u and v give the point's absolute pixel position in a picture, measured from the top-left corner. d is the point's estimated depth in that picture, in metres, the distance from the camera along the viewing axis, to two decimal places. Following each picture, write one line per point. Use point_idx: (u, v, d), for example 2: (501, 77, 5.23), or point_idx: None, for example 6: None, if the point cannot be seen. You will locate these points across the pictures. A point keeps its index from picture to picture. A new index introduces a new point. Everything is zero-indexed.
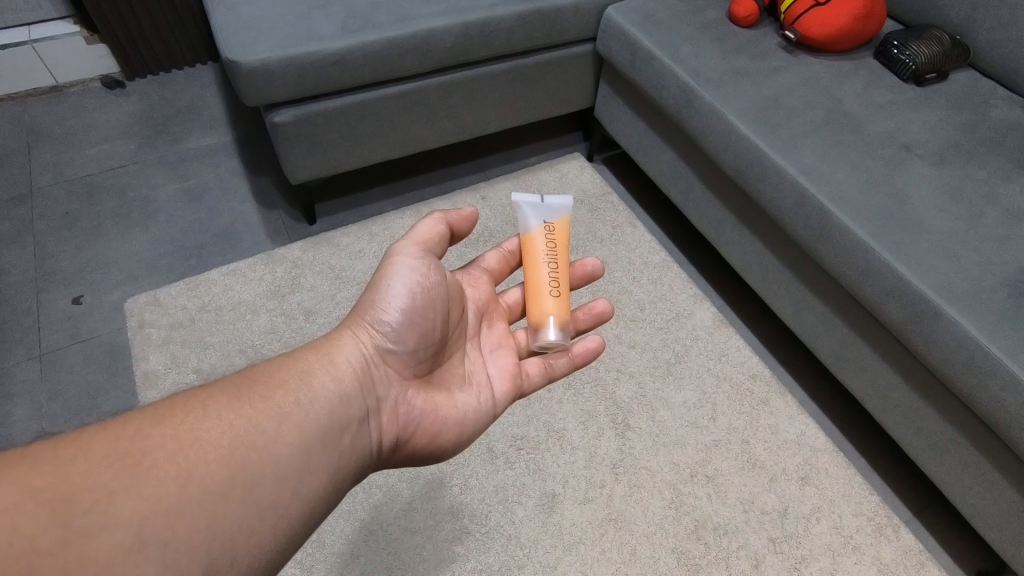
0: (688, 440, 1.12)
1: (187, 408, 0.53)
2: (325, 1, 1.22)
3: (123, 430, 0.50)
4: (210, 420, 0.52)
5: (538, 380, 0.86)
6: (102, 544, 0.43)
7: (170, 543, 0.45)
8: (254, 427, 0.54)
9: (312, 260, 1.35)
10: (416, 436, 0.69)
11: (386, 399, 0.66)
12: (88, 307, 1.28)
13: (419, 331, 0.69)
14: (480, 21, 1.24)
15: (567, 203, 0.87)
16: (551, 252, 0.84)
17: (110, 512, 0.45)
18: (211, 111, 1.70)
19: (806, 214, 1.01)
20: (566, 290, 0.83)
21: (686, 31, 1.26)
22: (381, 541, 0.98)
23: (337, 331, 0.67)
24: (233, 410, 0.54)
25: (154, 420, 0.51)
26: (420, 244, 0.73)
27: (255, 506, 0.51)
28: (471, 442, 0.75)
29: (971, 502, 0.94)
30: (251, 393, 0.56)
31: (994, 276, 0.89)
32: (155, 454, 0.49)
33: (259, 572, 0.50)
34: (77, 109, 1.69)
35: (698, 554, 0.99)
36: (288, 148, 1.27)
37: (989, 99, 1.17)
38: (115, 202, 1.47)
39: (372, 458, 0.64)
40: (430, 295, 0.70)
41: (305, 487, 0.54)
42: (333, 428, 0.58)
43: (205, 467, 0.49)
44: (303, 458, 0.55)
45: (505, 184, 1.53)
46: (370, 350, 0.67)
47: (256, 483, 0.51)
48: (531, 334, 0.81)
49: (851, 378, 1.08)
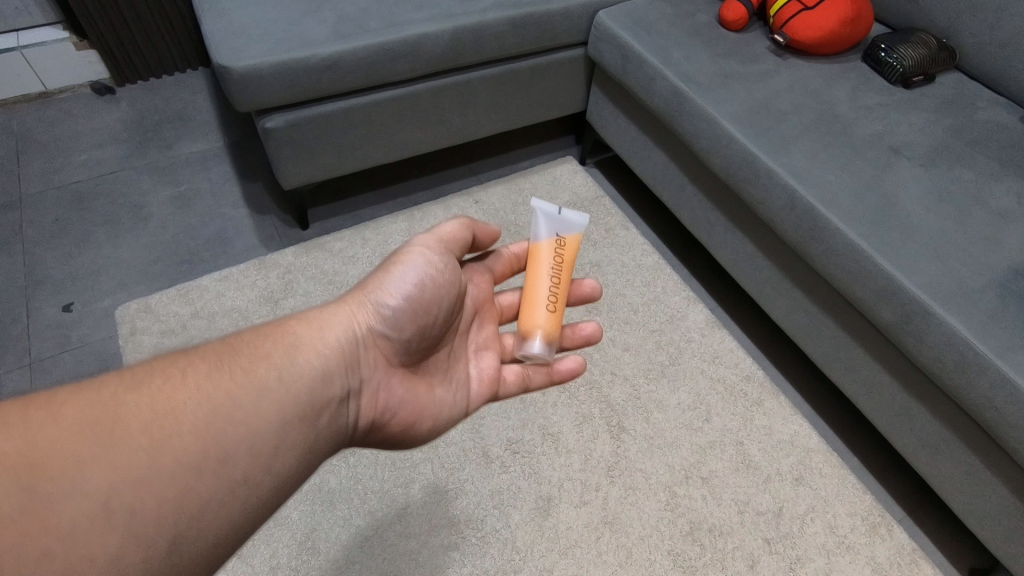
0: (683, 442, 1.12)
1: (164, 377, 0.52)
2: (317, 6, 1.22)
3: (96, 395, 0.49)
4: (189, 390, 0.52)
5: (514, 388, 0.87)
6: (68, 513, 0.43)
7: (138, 514, 0.45)
8: (234, 402, 0.53)
9: (305, 266, 1.35)
10: (393, 420, 0.70)
11: (369, 380, 0.66)
12: (78, 314, 1.27)
13: (416, 319, 0.70)
14: (472, 26, 1.24)
15: (584, 220, 0.85)
16: (557, 266, 0.83)
17: (77, 480, 0.44)
18: (202, 117, 1.69)
19: (797, 215, 1.02)
20: (562, 307, 0.83)
21: (676, 35, 1.27)
22: (376, 547, 0.98)
23: (329, 307, 0.66)
24: (212, 381, 0.53)
25: (128, 387, 0.50)
26: (442, 241, 0.75)
27: (228, 480, 0.50)
28: (444, 430, 0.77)
29: (962, 500, 0.95)
30: (232, 365, 0.55)
31: (982, 276, 0.90)
32: (127, 423, 0.48)
33: (226, 544, 0.50)
34: (67, 115, 1.68)
35: (694, 555, 1.00)
36: (280, 153, 1.26)
37: (975, 101, 1.19)
38: (105, 209, 1.46)
39: (346, 437, 0.64)
40: (438, 286, 0.71)
41: (279, 464, 0.54)
42: (312, 406, 0.58)
43: (180, 438, 0.49)
44: (279, 434, 0.54)
45: (498, 188, 1.53)
46: (361, 329, 0.66)
47: (230, 458, 0.51)
48: (516, 343, 0.82)
49: (843, 378, 1.09)
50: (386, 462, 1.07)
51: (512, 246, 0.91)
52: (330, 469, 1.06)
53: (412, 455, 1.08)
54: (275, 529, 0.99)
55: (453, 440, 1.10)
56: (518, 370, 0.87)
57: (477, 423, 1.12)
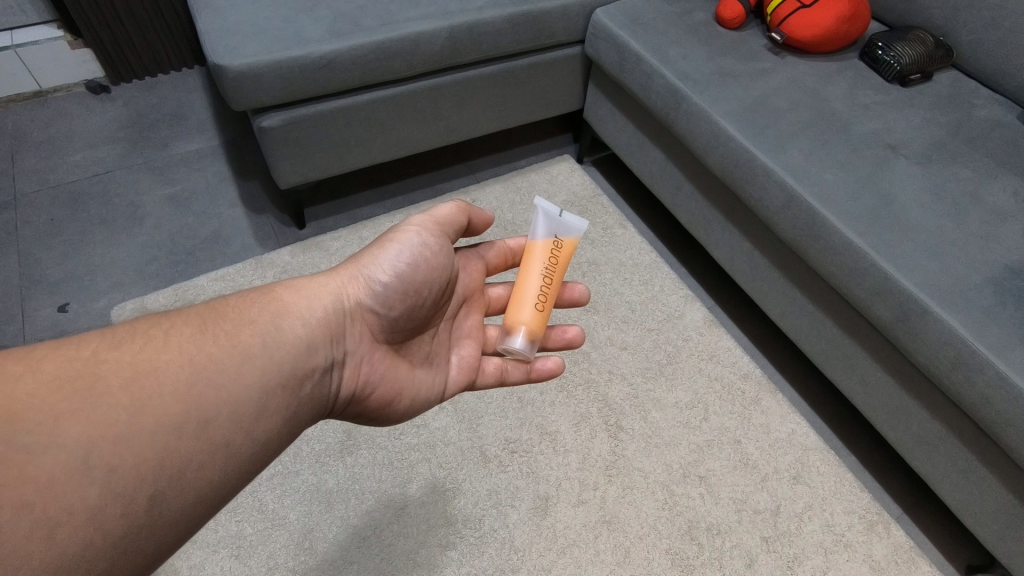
0: (681, 441, 1.12)
1: (147, 338, 0.52)
2: (313, 5, 1.22)
3: (78, 353, 0.49)
4: (172, 351, 0.52)
5: (490, 380, 0.87)
6: (45, 464, 0.42)
7: (116, 470, 0.45)
8: (217, 365, 0.53)
9: (302, 265, 1.35)
10: (373, 396, 0.70)
11: (352, 353, 0.66)
12: (74, 314, 1.27)
13: (405, 296, 0.70)
14: (469, 25, 1.24)
15: (583, 226, 0.84)
16: (550, 266, 0.83)
17: (55, 433, 0.44)
18: (198, 116, 1.68)
19: (794, 214, 1.02)
20: (550, 308, 0.82)
21: (673, 33, 1.27)
22: (373, 547, 0.98)
23: (316, 278, 0.67)
24: (196, 344, 0.53)
25: (110, 346, 0.50)
26: (438, 224, 0.74)
27: (209, 442, 0.50)
28: (421, 412, 0.77)
29: (959, 497, 0.95)
30: (216, 329, 0.56)
31: (979, 273, 0.90)
32: (108, 380, 0.48)
33: (204, 508, 0.50)
34: (62, 114, 1.67)
35: (692, 554, 1.00)
36: (276, 152, 1.26)
37: (972, 99, 1.19)
38: (101, 208, 1.46)
39: (325, 408, 0.64)
40: (431, 268, 0.71)
41: (260, 429, 0.54)
42: (295, 374, 0.58)
43: (162, 398, 0.49)
44: (261, 400, 0.55)
45: (495, 187, 1.53)
46: (347, 301, 0.67)
47: (212, 420, 0.51)
48: (499, 336, 0.82)
49: (841, 376, 1.09)
50: (384, 462, 1.07)
51: (510, 240, 0.90)
52: (328, 469, 1.05)
53: (409, 454, 1.08)
54: (272, 530, 0.98)
55: (451, 439, 1.10)
56: (498, 363, 0.88)
57: (475, 422, 1.12)
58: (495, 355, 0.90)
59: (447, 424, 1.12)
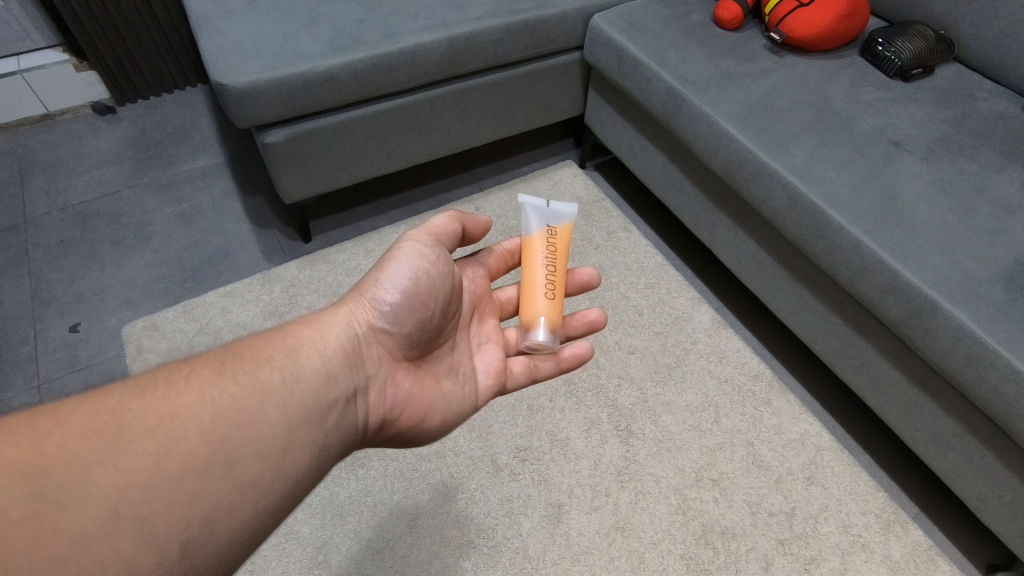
0: (692, 444, 1.11)
1: (168, 382, 0.53)
2: (313, 21, 1.23)
3: (102, 403, 0.50)
4: (194, 394, 0.52)
5: (521, 380, 0.86)
6: (76, 517, 0.43)
7: (146, 517, 0.45)
8: (239, 404, 0.53)
9: (309, 278, 1.35)
10: (404, 417, 0.69)
11: (375, 378, 0.66)
12: (86, 334, 1.28)
13: (414, 312, 0.70)
14: (467, 35, 1.25)
15: (571, 211, 0.87)
16: (551, 254, 0.84)
17: (84, 485, 0.44)
18: (202, 134, 1.70)
19: (799, 213, 1.02)
20: (561, 294, 0.83)
21: (672, 36, 1.27)
22: (388, 559, 0.98)
23: (330, 308, 0.67)
24: (216, 385, 0.54)
25: (133, 394, 0.51)
26: (432, 235, 0.74)
27: (238, 483, 0.50)
28: (455, 427, 0.76)
29: (977, 496, 0.94)
30: (235, 368, 0.56)
31: (989, 268, 0.89)
32: (133, 428, 0.48)
33: (239, 550, 0.50)
34: (69, 136, 1.69)
35: (707, 559, 0.99)
36: (280, 168, 1.27)
37: (976, 92, 1.18)
38: (109, 228, 1.47)
39: (359, 436, 0.64)
40: (432, 281, 0.71)
41: (290, 465, 0.54)
42: (319, 406, 0.58)
43: (185, 441, 0.49)
44: (287, 436, 0.55)
45: (499, 195, 1.53)
46: (362, 327, 0.67)
47: (238, 460, 0.51)
48: (520, 334, 0.81)
49: (852, 375, 1.08)
50: (395, 474, 1.07)
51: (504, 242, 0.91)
52: (340, 482, 1.06)
53: (421, 466, 1.08)
54: (286, 544, 0.99)
55: (462, 449, 1.10)
56: (524, 361, 0.86)
57: (485, 431, 1.12)
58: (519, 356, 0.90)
59: (458, 434, 1.12)
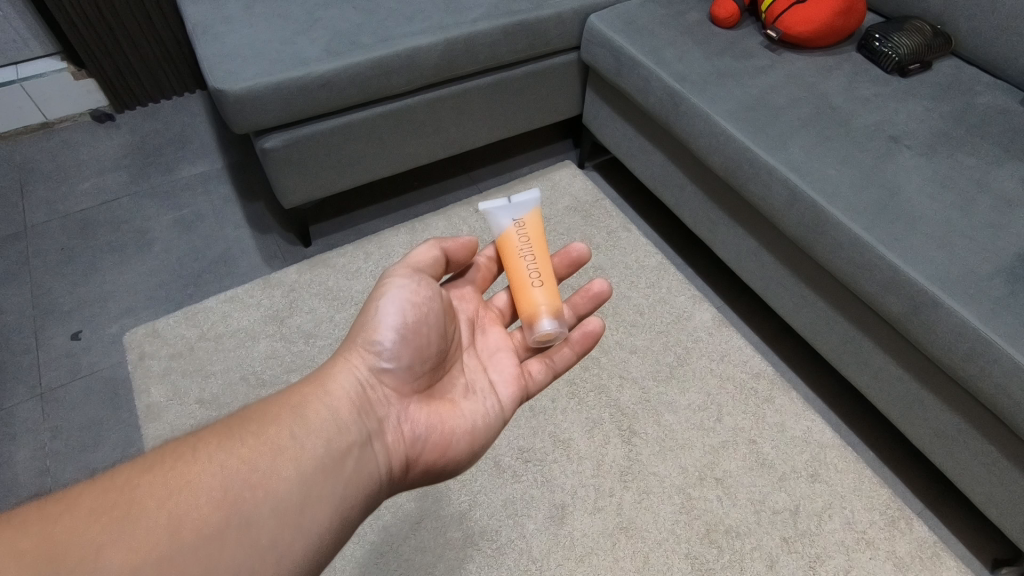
0: (695, 443, 1.11)
1: (176, 455, 0.53)
2: (309, 25, 1.23)
3: (110, 484, 0.49)
4: (201, 463, 0.52)
5: (542, 378, 0.86)
6: None
7: None
8: (249, 466, 0.53)
9: (309, 283, 1.35)
10: (426, 452, 0.69)
11: (386, 420, 0.66)
12: (87, 342, 1.28)
13: (412, 346, 0.70)
14: (464, 37, 1.25)
15: (534, 196, 0.85)
16: (528, 245, 0.83)
17: (97, 567, 0.44)
18: (201, 140, 1.70)
19: (798, 210, 1.02)
20: (550, 280, 0.82)
21: (668, 35, 1.27)
22: (392, 563, 0.98)
23: (331, 360, 0.68)
24: (224, 451, 0.54)
25: (142, 470, 0.51)
26: (412, 266, 0.75)
27: (257, 546, 0.50)
28: (484, 451, 0.75)
29: (981, 491, 0.94)
30: (241, 433, 0.56)
31: (990, 263, 0.89)
32: (143, 503, 0.48)
33: None
34: (69, 144, 1.70)
35: (712, 558, 0.99)
36: (279, 173, 1.27)
37: (974, 86, 1.18)
38: (110, 236, 1.47)
39: (383, 480, 0.64)
40: (421, 311, 0.71)
41: (309, 519, 0.54)
42: (332, 456, 0.58)
43: (197, 511, 0.49)
44: (302, 491, 0.55)
45: (498, 196, 1.53)
46: (365, 373, 0.67)
47: (254, 522, 0.51)
48: (527, 330, 0.81)
49: (855, 372, 1.08)
50: None
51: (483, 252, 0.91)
52: None
53: None
54: None
55: None
56: (539, 361, 0.86)
57: None
58: (534, 355, 0.89)
59: None
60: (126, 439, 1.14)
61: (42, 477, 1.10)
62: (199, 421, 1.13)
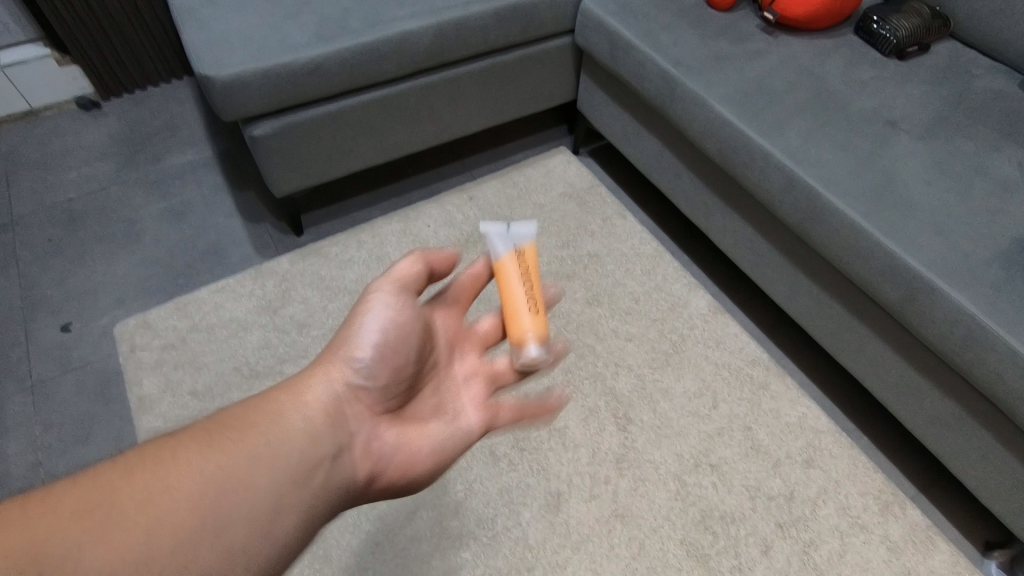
0: (691, 430, 1.11)
1: (156, 457, 0.53)
2: (298, 9, 1.20)
3: (90, 484, 0.49)
4: (179, 469, 0.52)
5: (508, 419, 0.79)
6: None
7: None
8: (223, 475, 0.53)
9: (302, 272, 1.34)
10: (393, 468, 0.68)
11: (358, 434, 0.66)
12: (78, 334, 1.27)
13: (390, 363, 0.69)
14: (456, 21, 1.22)
15: (534, 228, 0.81)
16: (524, 273, 0.78)
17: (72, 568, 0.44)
18: (190, 127, 1.68)
19: (795, 196, 1.01)
20: (542, 309, 0.79)
21: (664, 18, 1.25)
22: (388, 552, 0.98)
23: (312, 368, 0.67)
24: (201, 457, 0.54)
25: (120, 472, 0.51)
26: (399, 283, 0.71)
27: (229, 550, 0.50)
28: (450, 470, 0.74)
29: (975, 476, 0.94)
30: (221, 438, 0.56)
31: (987, 248, 0.88)
32: (119, 510, 0.48)
33: None
34: (54, 133, 1.67)
35: (707, 544, 0.99)
36: (269, 161, 1.25)
37: (973, 69, 1.16)
38: (99, 226, 1.45)
39: (351, 493, 0.63)
40: (405, 327, 0.70)
41: (280, 527, 0.54)
42: (302, 471, 0.58)
43: (171, 519, 0.49)
44: (274, 501, 0.55)
45: (492, 183, 1.51)
46: (343, 386, 0.67)
47: (223, 531, 0.51)
48: (513, 353, 0.78)
49: (850, 359, 1.07)
50: None
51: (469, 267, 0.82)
52: None
53: None
54: None
55: None
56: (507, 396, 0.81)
57: None
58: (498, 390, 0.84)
59: None
60: (119, 431, 1.13)
61: (34, 470, 1.09)
62: (193, 413, 1.13)
